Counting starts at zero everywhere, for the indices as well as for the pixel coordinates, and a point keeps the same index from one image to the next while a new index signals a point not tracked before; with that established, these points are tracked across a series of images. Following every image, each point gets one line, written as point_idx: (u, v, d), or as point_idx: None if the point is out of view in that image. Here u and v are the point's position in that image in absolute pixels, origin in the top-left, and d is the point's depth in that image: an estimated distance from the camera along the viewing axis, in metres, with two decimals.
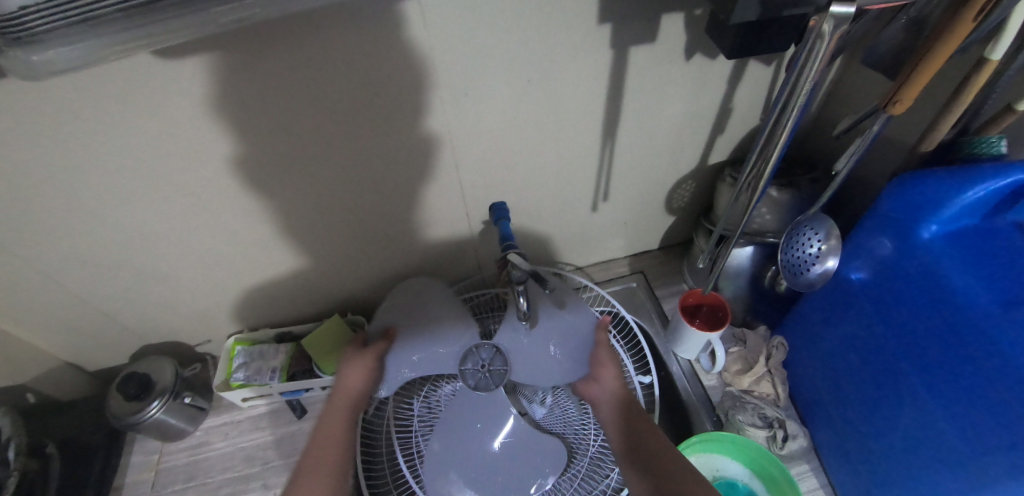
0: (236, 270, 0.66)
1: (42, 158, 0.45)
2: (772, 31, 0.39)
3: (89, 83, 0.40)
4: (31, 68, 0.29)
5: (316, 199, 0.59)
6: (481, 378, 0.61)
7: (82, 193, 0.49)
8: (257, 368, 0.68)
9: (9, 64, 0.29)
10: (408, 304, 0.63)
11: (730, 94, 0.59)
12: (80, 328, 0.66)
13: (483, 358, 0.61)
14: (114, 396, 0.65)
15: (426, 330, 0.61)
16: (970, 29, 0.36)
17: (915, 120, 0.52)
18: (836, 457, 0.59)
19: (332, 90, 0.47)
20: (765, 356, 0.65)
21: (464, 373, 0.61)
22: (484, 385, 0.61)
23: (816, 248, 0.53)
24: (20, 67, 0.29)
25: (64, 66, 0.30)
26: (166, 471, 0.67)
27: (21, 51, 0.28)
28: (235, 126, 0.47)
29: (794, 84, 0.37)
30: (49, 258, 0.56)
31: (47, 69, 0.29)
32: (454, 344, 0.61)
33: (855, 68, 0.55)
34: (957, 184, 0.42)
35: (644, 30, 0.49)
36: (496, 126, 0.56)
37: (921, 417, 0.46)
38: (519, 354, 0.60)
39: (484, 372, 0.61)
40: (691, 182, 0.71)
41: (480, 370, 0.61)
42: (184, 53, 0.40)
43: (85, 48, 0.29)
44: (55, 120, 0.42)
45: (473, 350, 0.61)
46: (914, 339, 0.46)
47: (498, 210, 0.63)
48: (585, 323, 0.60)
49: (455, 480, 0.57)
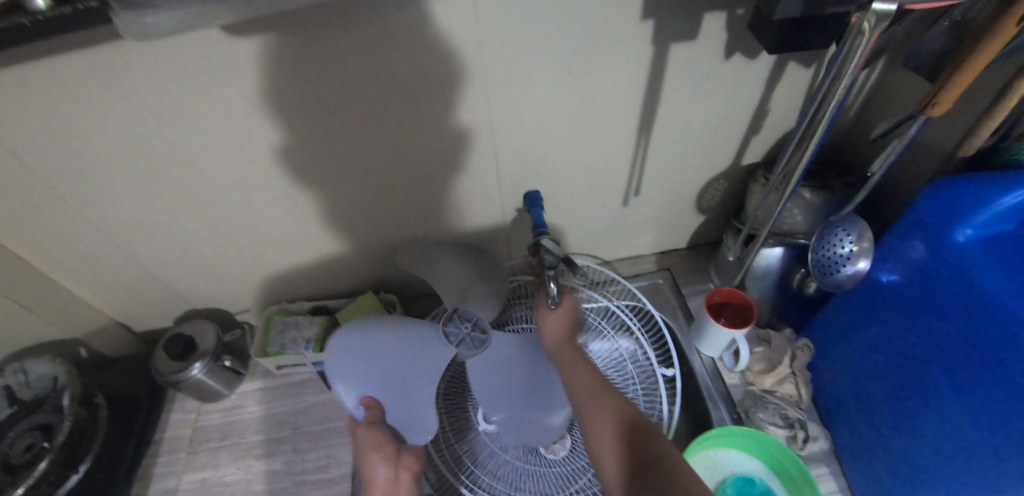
0: (279, 243, 0.70)
1: (121, 121, 0.49)
2: (811, 28, 0.40)
3: (168, 56, 0.44)
4: (141, 28, 0.32)
5: (360, 177, 0.62)
6: (466, 342, 0.59)
7: (150, 158, 0.53)
8: (292, 337, 0.71)
9: (121, 25, 0.32)
10: (347, 360, 0.57)
11: (767, 95, 0.60)
12: (132, 288, 0.71)
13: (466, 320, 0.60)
14: (159, 354, 0.68)
15: (381, 360, 0.58)
16: (1013, 33, 0.37)
17: (954, 126, 0.52)
18: (857, 460, 0.58)
19: (387, 73, 0.50)
20: (789, 358, 0.65)
21: (454, 345, 0.59)
22: (480, 346, 0.60)
23: (847, 248, 0.53)
24: (132, 27, 0.32)
25: (169, 29, 0.33)
26: (202, 429, 0.71)
27: (133, 15, 0.31)
28: (293, 103, 0.51)
29: (832, 80, 0.38)
30: (114, 218, 0.60)
31: (155, 30, 0.32)
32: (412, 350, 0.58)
33: (896, 73, 0.55)
34: (995, 189, 0.43)
35: (687, 28, 0.51)
36: (538, 116, 0.58)
37: (947, 421, 0.46)
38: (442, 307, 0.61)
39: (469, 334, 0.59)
40: (723, 182, 0.72)
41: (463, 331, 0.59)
42: (258, 31, 0.43)
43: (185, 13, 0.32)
44: (137, 87, 0.46)
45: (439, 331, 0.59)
46: (945, 343, 0.46)
47: (532, 199, 0.65)
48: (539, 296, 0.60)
49: (547, 420, 0.61)
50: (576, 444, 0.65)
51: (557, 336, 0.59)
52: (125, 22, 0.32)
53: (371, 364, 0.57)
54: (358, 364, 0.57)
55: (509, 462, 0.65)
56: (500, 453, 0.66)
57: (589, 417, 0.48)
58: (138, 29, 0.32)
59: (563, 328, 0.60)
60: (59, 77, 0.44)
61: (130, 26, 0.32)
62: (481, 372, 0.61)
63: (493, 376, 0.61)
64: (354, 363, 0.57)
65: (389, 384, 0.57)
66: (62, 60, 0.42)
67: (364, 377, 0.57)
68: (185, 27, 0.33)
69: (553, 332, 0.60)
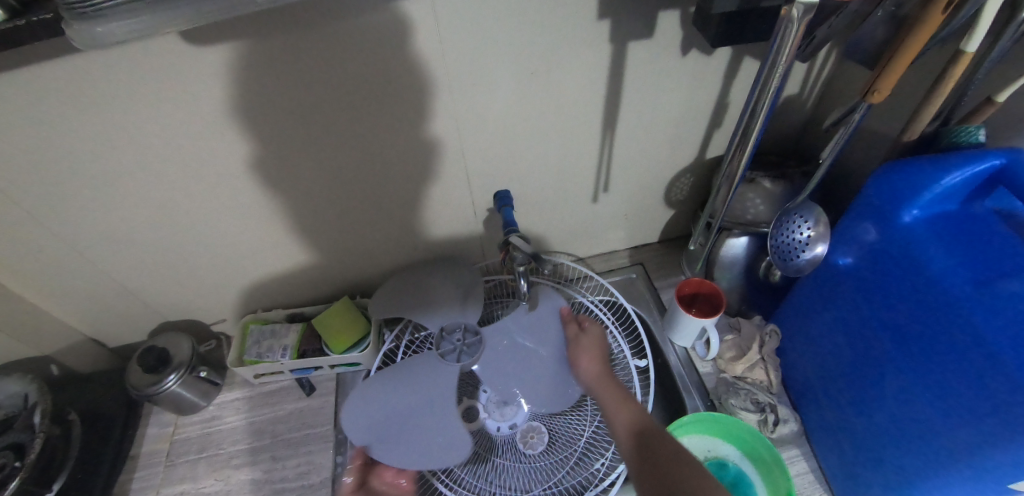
0: (252, 251, 0.69)
1: (83, 133, 0.49)
2: (752, 20, 0.42)
3: (126, 67, 0.44)
4: (94, 38, 0.32)
5: (330, 183, 0.62)
6: (463, 352, 0.60)
7: (113, 169, 0.53)
8: (269, 346, 0.71)
9: (75, 36, 0.33)
10: (367, 421, 0.58)
11: (725, 89, 0.62)
12: (104, 302, 0.70)
13: (458, 332, 0.62)
14: (133, 367, 0.68)
15: (396, 403, 0.59)
16: (941, 20, 0.39)
17: (899, 113, 0.54)
18: (825, 441, 0.60)
19: (350, 79, 0.51)
20: (758, 344, 0.66)
21: (454, 359, 0.60)
22: (477, 350, 0.60)
23: (806, 234, 0.55)
24: (85, 37, 0.32)
25: (121, 38, 0.33)
26: (180, 442, 0.71)
27: (86, 24, 0.32)
28: (257, 111, 0.51)
29: (770, 67, 0.40)
30: (82, 232, 0.59)
31: (108, 40, 0.33)
32: (420, 378, 0.59)
33: (844, 64, 0.58)
34: (938, 171, 0.45)
35: (642, 26, 0.52)
36: (503, 118, 0.59)
37: (904, 397, 0.47)
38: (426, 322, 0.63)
39: (463, 342, 0.61)
40: (689, 175, 0.74)
41: (456, 344, 0.61)
42: (217, 40, 0.44)
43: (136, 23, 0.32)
44: (98, 98, 0.46)
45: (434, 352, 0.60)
46: (898, 322, 0.48)
47: (501, 198, 0.66)
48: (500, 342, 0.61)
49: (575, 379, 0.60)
50: (554, 438, 0.66)
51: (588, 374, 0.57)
52: (79, 33, 0.32)
53: (388, 409, 0.59)
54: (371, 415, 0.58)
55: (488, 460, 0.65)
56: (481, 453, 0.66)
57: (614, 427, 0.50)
58: (91, 39, 0.32)
59: (593, 364, 0.57)
60: (17, 90, 0.44)
61: (82, 36, 0.32)
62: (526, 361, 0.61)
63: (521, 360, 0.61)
64: (374, 417, 0.59)
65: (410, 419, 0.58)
66: (18, 73, 0.42)
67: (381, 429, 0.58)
68: (136, 37, 0.33)
69: (591, 369, 0.57)
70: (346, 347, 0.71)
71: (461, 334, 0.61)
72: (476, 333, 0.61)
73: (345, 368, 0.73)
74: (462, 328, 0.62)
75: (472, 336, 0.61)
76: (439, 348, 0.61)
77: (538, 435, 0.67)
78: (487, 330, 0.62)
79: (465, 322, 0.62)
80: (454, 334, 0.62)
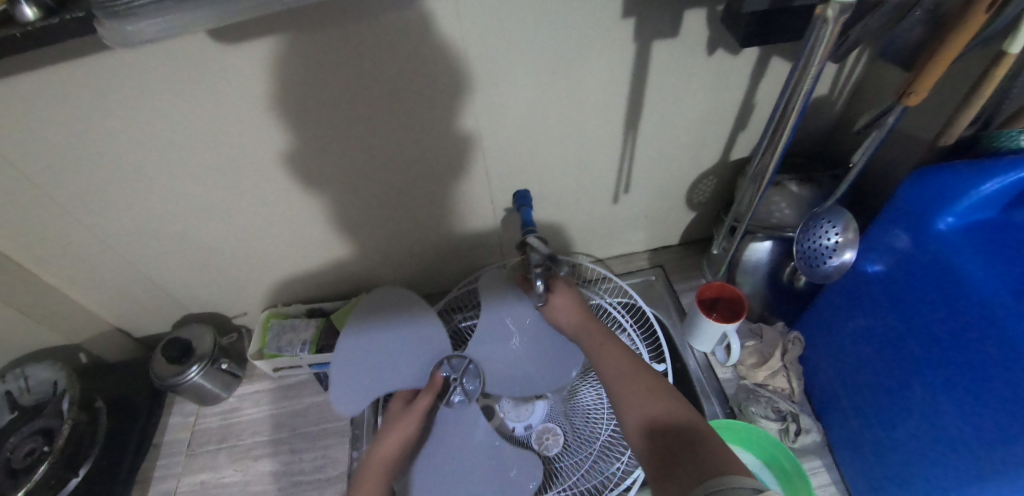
0: (273, 246, 0.70)
1: (115, 128, 0.50)
2: (783, 19, 0.41)
3: (157, 63, 0.45)
4: (124, 36, 0.33)
5: (352, 180, 0.62)
6: (464, 388, 0.62)
7: (143, 164, 0.54)
8: (289, 339, 0.72)
9: (107, 34, 0.33)
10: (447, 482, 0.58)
11: (752, 90, 0.60)
12: (131, 294, 0.72)
13: (448, 369, 0.63)
14: (157, 358, 0.69)
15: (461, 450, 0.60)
16: (983, 20, 0.37)
17: (935, 116, 0.53)
18: (849, 452, 0.58)
19: (373, 77, 0.51)
20: (781, 351, 0.65)
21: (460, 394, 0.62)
22: (478, 380, 0.63)
23: (832, 240, 0.53)
24: (115, 35, 0.33)
25: (149, 37, 0.34)
26: (200, 432, 0.72)
27: (116, 23, 0.33)
28: (282, 109, 0.52)
29: (802, 68, 0.39)
30: (111, 225, 0.61)
31: (138, 39, 0.33)
32: (465, 412, 0.61)
33: (877, 65, 0.56)
34: (974, 178, 0.43)
35: (668, 25, 0.52)
36: (524, 116, 0.59)
37: (933, 411, 0.46)
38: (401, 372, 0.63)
39: (456, 378, 0.63)
40: (712, 177, 0.73)
41: (454, 383, 0.62)
42: (245, 38, 0.44)
43: (167, 23, 0.33)
44: (131, 94, 0.47)
45: (445, 405, 0.61)
46: (927, 332, 0.46)
47: (521, 197, 0.65)
48: (500, 350, 0.64)
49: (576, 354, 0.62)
50: (570, 441, 0.66)
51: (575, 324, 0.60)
52: (111, 31, 0.33)
53: (455, 462, 0.60)
54: (432, 480, 0.58)
55: None
56: None
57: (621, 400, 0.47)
58: (121, 37, 0.33)
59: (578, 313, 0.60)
60: (54, 86, 0.45)
61: (113, 35, 0.33)
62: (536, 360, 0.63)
63: (529, 363, 0.63)
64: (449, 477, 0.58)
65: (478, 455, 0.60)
66: (56, 70, 0.43)
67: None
68: (165, 36, 0.33)
69: (574, 322, 0.60)
70: None
71: (451, 372, 0.63)
72: (462, 362, 0.64)
73: None
74: (448, 366, 0.63)
75: (460, 370, 0.63)
76: (442, 396, 0.62)
77: (553, 436, 0.67)
78: (478, 356, 0.64)
79: (450, 363, 0.64)
80: (447, 376, 0.63)
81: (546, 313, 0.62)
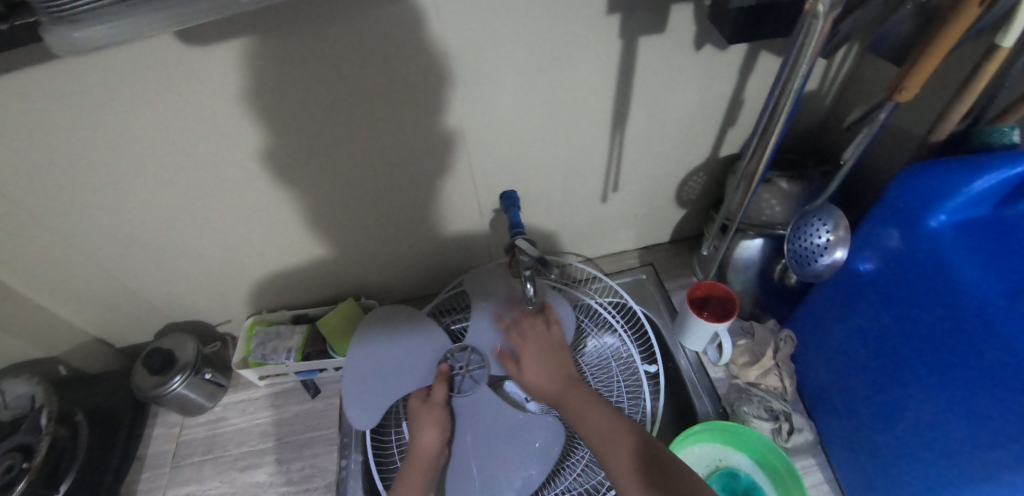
0: (254, 253, 0.69)
1: (80, 136, 0.48)
2: (772, 13, 0.40)
3: (120, 68, 0.43)
4: (71, 42, 0.31)
5: (333, 183, 0.61)
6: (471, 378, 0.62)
7: (112, 172, 0.52)
8: (273, 347, 0.70)
9: (53, 42, 0.31)
10: (487, 465, 0.58)
11: (741, 85, 0.59)
12: (110, 304, 0.70)
13: (455, 361, 0.63)
14: (138, 369, 0.68)
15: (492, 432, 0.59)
16: (977, 14, 0.36)
17: (926, 111, 0.52)
18: (842, 451, 0.58)
19: (350, 79, 0.49)
20: (772, 350, 0.65)
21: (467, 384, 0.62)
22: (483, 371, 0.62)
23: (824, 238, 0.52)
24: (63, 43, 0.31)
25: (101, 42, 0.32)
26: (185, 443, 0.71)
27: (63, 28, 0.31)
28: (256, 113, 0.50)
29: (792, 65, 0.38)
30: (84, 234, 0.59)
31: (87, 46, 0.31)
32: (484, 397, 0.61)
33: (867, 59, 0.55)
34: (966, 175, 0.42)
35: (654, 21, 0.50)
36: (509, 116, 0.57)
37: (926, 411, 0.45)
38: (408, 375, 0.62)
39: (463, 370, 0.62)
40: (702, 174, 0.72)
41: (460, 373, 0.62)
42: (213, 40, 0.42)
43: (119, 28, 0.31)
44: (94, 100, 0.45)
45: (457, 395, 0.61)
46: (920, 330, 0.46)
47: (507, 199, 0.64)
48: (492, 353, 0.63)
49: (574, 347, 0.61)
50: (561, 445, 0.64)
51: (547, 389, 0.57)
52: (57, 37, 0.31)
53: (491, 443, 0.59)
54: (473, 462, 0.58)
55: None
56: None
57: (604, 442, 0.49)
58: (70, 44, 0.31)
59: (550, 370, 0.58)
60: (12, 94, 0.43)
61: (59, 42, 0.31)
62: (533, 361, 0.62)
63: None
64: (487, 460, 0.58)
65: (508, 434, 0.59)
66: (12, 76, 0.41)
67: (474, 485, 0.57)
68: (118, 41, 0.32)
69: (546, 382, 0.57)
70: None
71: (458, 364, 0.63)
72: (467, 353, 0.63)
73: None
74: (454, 357, 0.63)
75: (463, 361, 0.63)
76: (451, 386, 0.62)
77: None
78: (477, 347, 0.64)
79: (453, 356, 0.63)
80: (453, 368, 0.62)
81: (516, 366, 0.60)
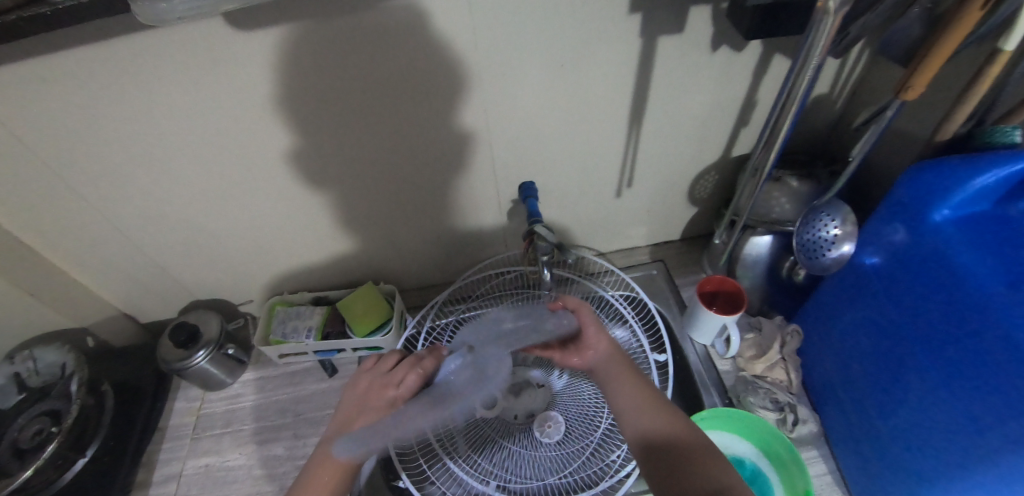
0: (280, 235, 0.71)
1: (132, 113, 0.51)
2: (784, 12, 0.42)
3: (175, 49, 0.46)
4: (154, 12, 0.36)
5: (360, 170, 0.63)
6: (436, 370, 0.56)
7: (157, 150, 0.55)
8: (294, 326, 0.73)
9: (139, 12, 0.36)
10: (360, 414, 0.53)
11: (755, 86, 0.62)
12: (140, 280, 0.73)
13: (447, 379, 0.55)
14: (164, 343, 0.70)
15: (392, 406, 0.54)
16: (979, 17, 0.39)
17: (932, 113, 0.54)
18: (845, 443, 0.60)
19: (385, 67, 0.52)
20: (779, 344, 0.66)
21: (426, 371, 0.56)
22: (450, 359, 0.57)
23: (830, 232, 0.56)
24: (147, 13, 0.36)
25: (178, 14, 0.37)
26: (205, 417, 0.73)
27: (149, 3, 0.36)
28: (294, 97, 0.53)
29: (803, 60, 0.40)
30: (124, 210, 0.62)
31: (168, 17, 0.37)
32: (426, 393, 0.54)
33: (877, 64, 0.57)
34: (969, 171, 0.45)
35: (674, 22, 0.53)
36: (531, 108, 0.60)
37: (925, 398, 0.47)
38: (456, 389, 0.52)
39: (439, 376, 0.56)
40: (715, 173, 0.74)
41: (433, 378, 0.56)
42: (263, 25, 0.46)
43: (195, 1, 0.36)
44: (149, 80, 0.48)
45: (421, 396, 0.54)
46: (921, 320, 0.48)
47: (526, 189, 0.67)
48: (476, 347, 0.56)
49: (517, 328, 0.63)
50: (570, 429, 0.65)
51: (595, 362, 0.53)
52: (143, 9, 0.36)
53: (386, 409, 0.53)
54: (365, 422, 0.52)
55: (506, 447, 0.65)
56: (498, 439, 0.65)
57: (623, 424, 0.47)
58: (152, 14, 0.36)
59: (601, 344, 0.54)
60: (74, 70, 0.46)
61: (145, 14, 0.36)
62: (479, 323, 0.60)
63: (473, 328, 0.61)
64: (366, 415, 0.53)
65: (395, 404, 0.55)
66: (78, 53, 0.45)
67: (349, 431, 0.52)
68: (192, 14, 0.36)
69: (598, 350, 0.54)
70: (370, 330, 0.72)
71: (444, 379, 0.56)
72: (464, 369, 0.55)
73: (367, 352, 0.74)
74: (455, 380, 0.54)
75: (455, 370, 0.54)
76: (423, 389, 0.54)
77: (554, 425, 0.66)
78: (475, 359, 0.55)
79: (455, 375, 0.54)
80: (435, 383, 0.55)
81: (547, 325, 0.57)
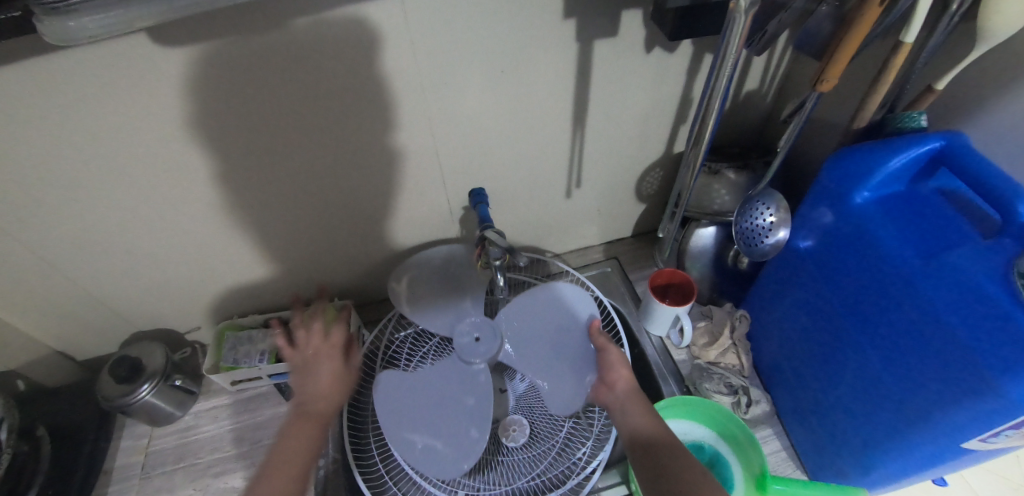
0: (223, 258, 0.69)
1: (45, 141, 0.48)
2: (705, 12, 0.44)
3: (88, 70, 0.43)
4: (67, 31, 0.33)
5: (302, 185, 0.62)
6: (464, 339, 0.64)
7: (75, 178, 0.52)
8: (246, 351, 0.71)
9: (46, 31, 0.33)
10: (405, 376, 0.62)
11: (689, 85, 0.64)
12: (72, 314, 0.68)
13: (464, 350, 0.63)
14: (104, 379, 0.66)
15: (438, 390, 0.62)
16: (879, 12, 0.42)
17: (849, 104, 0.58)
18: (794, 419, 0.62)
19: (321, 80, 0.51)
20: (730, 329, 0.69)
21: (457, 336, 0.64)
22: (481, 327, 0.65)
23: (767, 220, 0.57)
24: (58, 32, 0.33)
25: (96, 31, 0.34)
26: (155, 454, 0.69)
27: (59, 19, 0.33)
28: (226, 115, 0.51)
29: (724, 57, 0.42)
30: (46, 243, 0.58)
31: (82, 34, 0.34)
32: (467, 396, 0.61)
33: (798, 60, 0.61)
34: (883, 154, 0.48)
35: (608, 25, 0.54)
36: (474, 116, 0.60)
37: (863, 369, 0.50)
38: (447, 427, 0.59)
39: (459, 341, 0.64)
40: (659, 169, 0.76)
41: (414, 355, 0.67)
42: (186, 42, 0.44)
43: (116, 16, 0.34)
44: (60, 104, 0.45)
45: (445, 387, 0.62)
46: (853, 296, 0.50)
47: (476, 196, 0.67)
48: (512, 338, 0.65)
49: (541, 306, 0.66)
50: (535, 430, 0.67)
51: (615, 397, 0.56)
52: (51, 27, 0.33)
53: (428, 389, 0.61)
54: (405, 387, 0.61)
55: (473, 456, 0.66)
56: None
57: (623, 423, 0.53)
58: (62, 32, 0.33)
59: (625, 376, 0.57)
60: None
61: (55, 31, 0.33)
62: (523, 307, 0.65)
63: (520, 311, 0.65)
64: (414, 381, 0.62)
65: (433, 386, 0.62)
66: None
67: (399, 380, 0.61)
68: (114, 29, 0.34)
69: (622, 381, 0.57)
70: None
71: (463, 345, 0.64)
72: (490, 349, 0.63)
73: None
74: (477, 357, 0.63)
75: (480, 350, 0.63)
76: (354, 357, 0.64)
77: (519, 428, 0.68)
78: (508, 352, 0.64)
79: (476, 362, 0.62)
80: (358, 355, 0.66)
81: (580, 335, 0.63)
